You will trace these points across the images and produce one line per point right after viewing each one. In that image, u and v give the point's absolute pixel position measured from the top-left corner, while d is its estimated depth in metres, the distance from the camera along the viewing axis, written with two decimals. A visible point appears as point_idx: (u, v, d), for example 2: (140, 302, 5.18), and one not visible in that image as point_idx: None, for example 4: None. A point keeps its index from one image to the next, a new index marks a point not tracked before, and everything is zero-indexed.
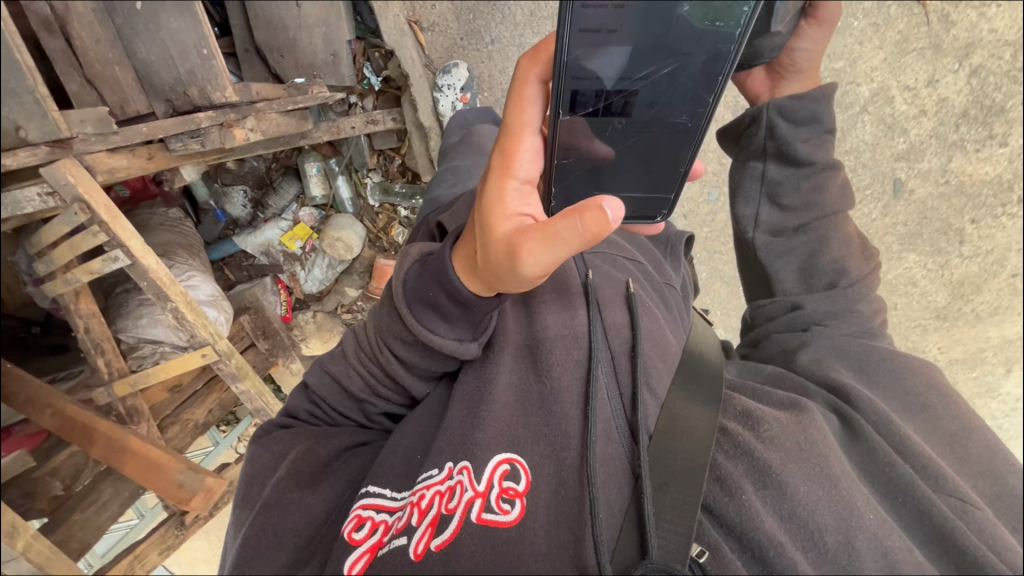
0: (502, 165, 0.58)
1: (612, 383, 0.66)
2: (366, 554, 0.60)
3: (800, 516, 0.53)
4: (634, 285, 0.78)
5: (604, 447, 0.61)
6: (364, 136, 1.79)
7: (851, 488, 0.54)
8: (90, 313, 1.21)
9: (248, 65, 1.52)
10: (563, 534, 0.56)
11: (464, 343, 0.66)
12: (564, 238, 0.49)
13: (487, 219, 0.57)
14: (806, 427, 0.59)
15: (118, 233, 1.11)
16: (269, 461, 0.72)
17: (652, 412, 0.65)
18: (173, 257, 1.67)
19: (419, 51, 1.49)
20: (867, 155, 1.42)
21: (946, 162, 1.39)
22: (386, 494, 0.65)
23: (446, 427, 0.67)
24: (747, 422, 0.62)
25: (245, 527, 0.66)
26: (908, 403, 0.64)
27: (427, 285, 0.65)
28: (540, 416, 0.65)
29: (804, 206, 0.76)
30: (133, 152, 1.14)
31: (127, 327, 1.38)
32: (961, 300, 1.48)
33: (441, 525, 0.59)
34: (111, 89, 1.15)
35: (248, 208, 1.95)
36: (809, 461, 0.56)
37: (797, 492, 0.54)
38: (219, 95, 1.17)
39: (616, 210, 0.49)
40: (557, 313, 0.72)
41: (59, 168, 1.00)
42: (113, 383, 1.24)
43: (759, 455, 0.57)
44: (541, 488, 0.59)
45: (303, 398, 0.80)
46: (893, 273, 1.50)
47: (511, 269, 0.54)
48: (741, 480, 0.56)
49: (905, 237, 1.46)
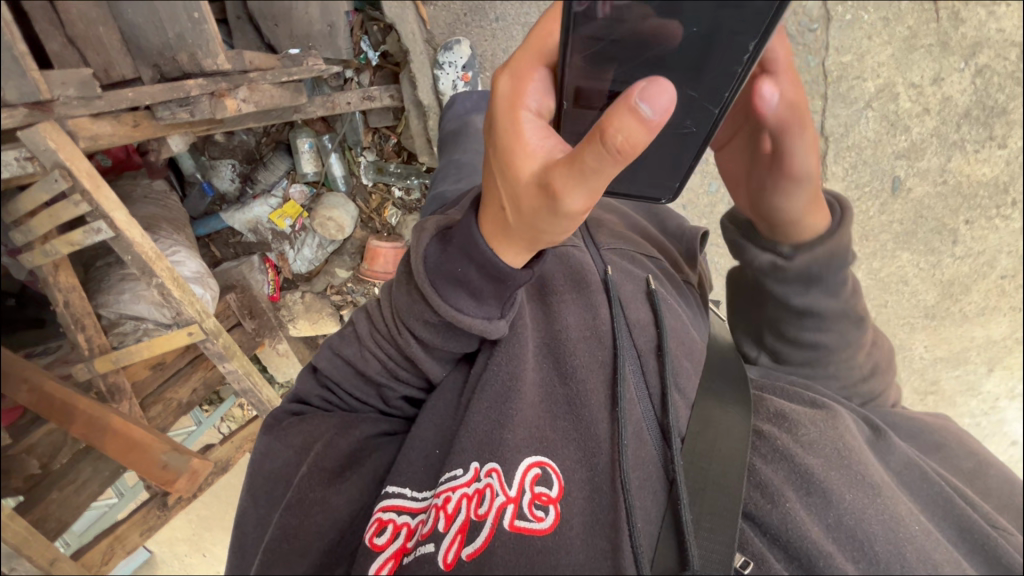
0: (509, 102, 0.53)
1: (641, 383, 0.71)
2: (390, 560, 0.59)
3: (847, 525, 0.61)
4: (654, 283, 0.86)
5: (637, 450, 0.65)
6: (359, 112, 1.73)
7: (893, 499, 0.63)
8: (70, 285, 1.12)
9: (240, 33, 1.38)
10: (600, 544, 0.57)
11: (493, 321, 0.67)
12: (598, 161, 0.45)
13: (508, 164, 0.53)
14: (841, 433, 0.69)
15: (100, 203, 1.08)
16: (291, 456, 0.72)
17: (682, 415, 0.70)
18: (158, 231, 1.58)
19: (421, 25, 1.43)
20: (868, 151, 1.42)
21: (946, 162, 1.40)
22: (407, 495, 0.65)
23: (469, 422, 0.66)
24: (782, 424, 0.71)
25: (272, 524, 0.66)
26: (925, 444, 0.76)
27: (453, 261, 0.63)
28: (567, 420, 0.67)
29: (804, 275, 0.75)
30: (119, 118, 1.09)
31: (108, 303, 1.29)
32: (950, 300, 1.32)
33: (472, 532, 0.58)
34: (94, 51, 1.00)
35: (236, 183, 1.68)
36: (850, 470, 0.65)
37: (842, 501, 0.62)
38: (211, 62, 1.10)
39: (657, 106, 0.43)
40: (578, 311, 0.77)
41: (41, 131, 0.95)
42: (95, 358, 1.16)
43: (802, 460, 0.66)
44: (574, 493, 0.60)
45: (314, 382, 0.79)
46: (886, 271, 1.38)
47: (552, 211, 0.51)
48: (784, 487, 0.64)
49: (901, 235, 1.41)
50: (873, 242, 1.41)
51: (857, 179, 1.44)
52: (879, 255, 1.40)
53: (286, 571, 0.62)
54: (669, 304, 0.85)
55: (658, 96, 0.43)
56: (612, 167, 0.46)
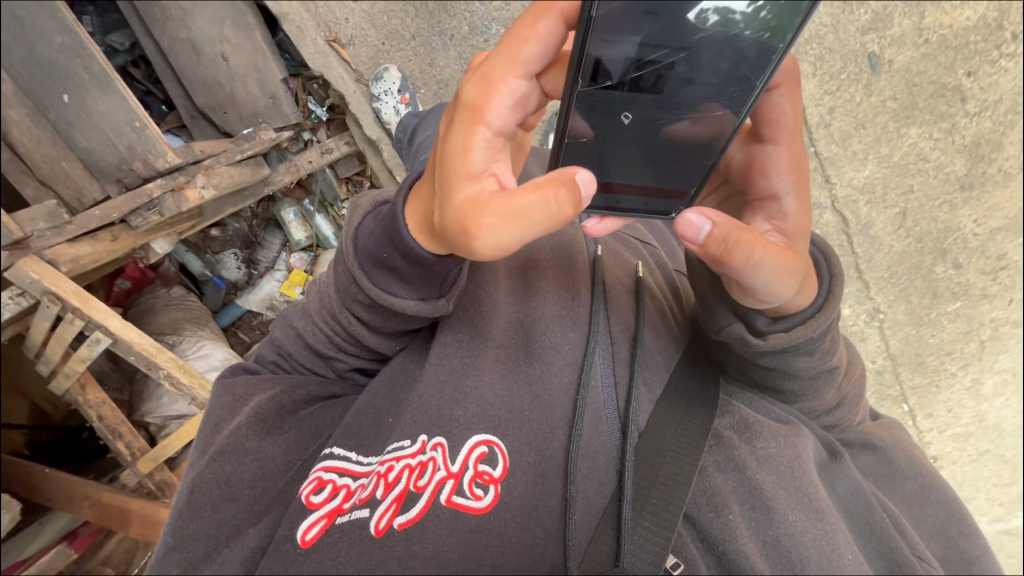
0: (468, 111, 0.46)
1: (608, 370, 0.63)
2: (322, 520, 0.55)
3: (784, 546, 0.50)
4: (645, 272, 0.74)
5: (590, 441, 0.58)
6: (326, 167, 1.76)
7: (835, 526, 0.51)
8: (100, 402, 1.31)
9: (200, 130, 1.52)
10: (534, 531, 0.54)
11: (430, 302, 0.61)
12: (537, 223, 0.44)
13: (448, 176, 0.47)
14: (800, 452, 0.55)
15: (92, 316, 1.17)
16: (229, 403, 0.67)
17: (644, 411, 0.62)
18: (183, 331, 1.71)
19: (347, 67, 1.49)
20: (830, 37, 1.30)
21: (919, 20, 1.26)
22: (352, 458, 0.62)
23: (421, 393, 0.63)
24: (743, 433, 0.58)
25: (195, 473, 0.61)
26: (901, 491, 0.61)
27: (381, 245, 0.59)
28: (525, 398, 0.61)
29: (786, 344, 0.57)
30: (95, 238, 1.17)
31: (153, 409, 1.51)
32: (983, 162, 1.30)
33: (408, 502, 0.55)
34: (65, 185, 1.12)
35: (242, 269, 1.95)
36: (799, 491, 0.52)
37: (784, 521, 0.50)
38: (161, 161, 1.17)
39: (588, 186, 0.44)
40: (557, 292, 0.69)
41: (22, 268, 1.07)
42: (136, 462, 1.34)
43: (753, 474, 0.54)
44: (517, 475, 0.56)
45: (270, 346, 0.77)
46: (898, 153, 1.32)
47: (466, 247, 0.47)
48: (730, 498, 0.53)
49: (899, 112, 1.30)
50: (874, 130, 1.32)
51: (830, 69, 1.31)
52: (885, 140, 1.32)
53: (213, 519, 0.57)
54: (658, 300, 0.71)
55: (589, 178, 0.44)
56: (541, 230, 0.45)
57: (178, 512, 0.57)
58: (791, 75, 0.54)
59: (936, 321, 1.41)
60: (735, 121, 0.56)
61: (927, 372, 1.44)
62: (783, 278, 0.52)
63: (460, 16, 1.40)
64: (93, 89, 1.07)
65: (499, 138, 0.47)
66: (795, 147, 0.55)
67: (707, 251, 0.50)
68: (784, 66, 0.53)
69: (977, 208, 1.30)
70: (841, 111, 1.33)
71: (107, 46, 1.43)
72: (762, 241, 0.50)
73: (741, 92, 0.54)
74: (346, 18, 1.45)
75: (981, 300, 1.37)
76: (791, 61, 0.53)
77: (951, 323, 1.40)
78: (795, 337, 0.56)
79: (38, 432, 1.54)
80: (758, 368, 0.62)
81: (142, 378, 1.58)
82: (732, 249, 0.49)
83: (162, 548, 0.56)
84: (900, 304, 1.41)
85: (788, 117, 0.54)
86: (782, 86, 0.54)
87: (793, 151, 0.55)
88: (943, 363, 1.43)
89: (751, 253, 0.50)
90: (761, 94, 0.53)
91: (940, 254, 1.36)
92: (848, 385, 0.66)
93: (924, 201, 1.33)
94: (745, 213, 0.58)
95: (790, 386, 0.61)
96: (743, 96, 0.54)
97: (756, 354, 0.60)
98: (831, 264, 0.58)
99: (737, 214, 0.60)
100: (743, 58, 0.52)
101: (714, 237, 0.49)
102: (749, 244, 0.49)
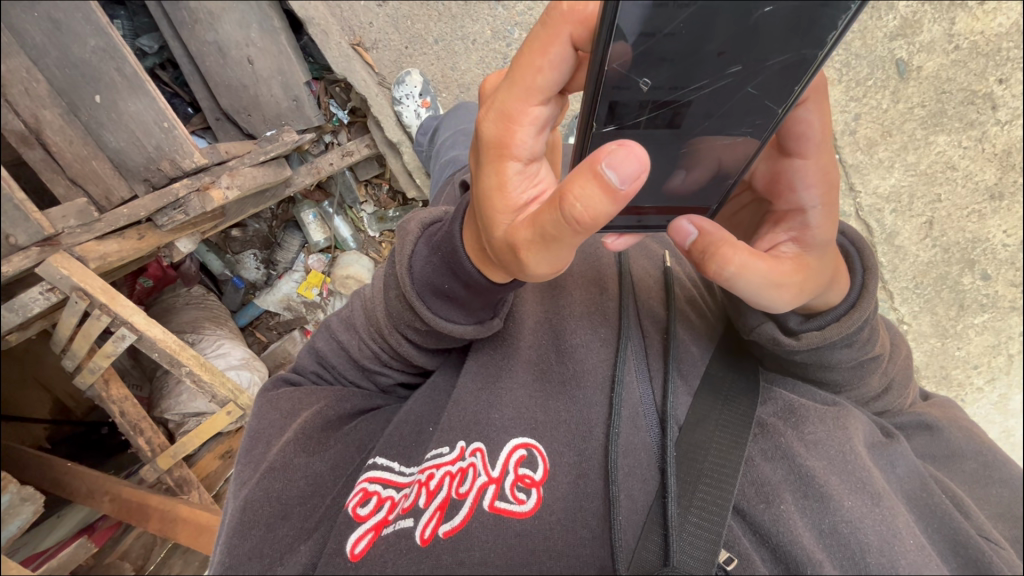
0: (493, 148, 0.44)
1: (642, 366, 0.63)
2: (370, 532, 0.55)
3: (841, 534, 0.47)
4: (672, 261, 0.75)
5: (630, 436, 0.57)
6: (347, 170, 1.79)
7: (895, 509, 0.48)
8: (123, 397, 1.35)
9: (223, 132, 1.54)
10: (580, 533, 0.53)
11: (485, 323, 0.63)
12: (569, 238, 0.42)
13: (488, 212, 0.47)
14: (849, 434, 0.53)
15: (118, 312, 1.19)
16: (276, 418, 0.67)
17: (683, 402, 0.61)
18: (203, 330, 1.71)
19: (370, 70, 1.52)
20: (857, 44, 1.27)
21: (950, 27, 1.23)
22: (394, 469, 0.62)
23: (457, 400, 0.64)
24: (789, 419, 0.56)
25: (246, 488, 0.60)
26: (963, 473, 0.58)
27: (440, 275, 0.59)
28: (562, 400, 0.61)
29: (822, 340, 0.56)
30: (124, 235, 1.19)
31: (172, 406, 1.53)
32: (1014, 171, 1.26)
33: (451, 510, 0.55)
34: (94, 184, 1.12)
35: (262, 269, 1.98)
36: (852, 475, 0.50)
37: (842, 507, 0.48)
38: (189, 162, 1.17)
39: (623, 173, 0.37)
40: (585, 289, 0.71)
41: (52, 264, 1.05)
42: (157, 458, 1.38)
43: (802, 461, 0.52)
44: (559, 478, 0.56)
45: (311, 355, 0.79)
46: (927, 161, 1.29)
47: (519, 267, 0.48)
48: (781, 488, 0.51)
49: (927, 120, 1.27)
50: (901, 137, 1.29)
51: (856, 75, 1.29)
52: (913, 148, 1.29)
53: (266, 537, 0.56)
54: (688, 290, 0.71)
55: (626, 159, 0.36)
56: (577, 238, 0.42)
57: (229, 531, 0.56)
58: (823, 88, 0.50)
59: (962, 334, 1.37)
60: (757, 146, 0.54)
61: (954, 385, 1.40)
62: (774, 291, 0.53)
63: (483, 21, 1.39)
64: (124, 92, 1.09)
65: (534, 163, 0.45)
66: (824, 159, 0.53)
67: (691, 257, 0.53)
68: (813, 82, 0.49)
69: (1006, 219, 1.27)
70: (866, 118, 1.30)
71: (137, 50, 1.45)
72: (744, 251, 0.51)
73: (764, 121, 0.51)
74: (370, 22, 1.47)
75: (1012, 310, 1.33)
76: (823, 76, 0.48)
77: (978, 335, 1.36)
78: (829, 335, 0.56)
79: (60, 427, 1.54)
80: (795, 363, 0.61)
81: (162, 375, 1.62)
82: (709, 260, 0.52)
83: (216, 568, 0.54)
84: (925, 315, 1.37)
85: (824, 127, 0.51)
86: (809, 100, 0.50)
87: (822, 164, 0.53)
88: (969, 377, 1.39)
89: (727, 266, 0.51)
90: (785, 115, 0.51)
91: (968, 264, 1.32)
92: (894, 370, 0.64)
93: (952, 210, 1.30)
94: (769, 223, 0.58)
95: (831, 377, 0.60)
96: (765, 124, 0.52)
97: (790, 352, 0.59)
98: (863, 255, 0.58)
99: (761, 223, 0.60)
100: (770, 90, 0.49)
101: (698, 244, 0.52)
102: (724, 258, 0.51)
